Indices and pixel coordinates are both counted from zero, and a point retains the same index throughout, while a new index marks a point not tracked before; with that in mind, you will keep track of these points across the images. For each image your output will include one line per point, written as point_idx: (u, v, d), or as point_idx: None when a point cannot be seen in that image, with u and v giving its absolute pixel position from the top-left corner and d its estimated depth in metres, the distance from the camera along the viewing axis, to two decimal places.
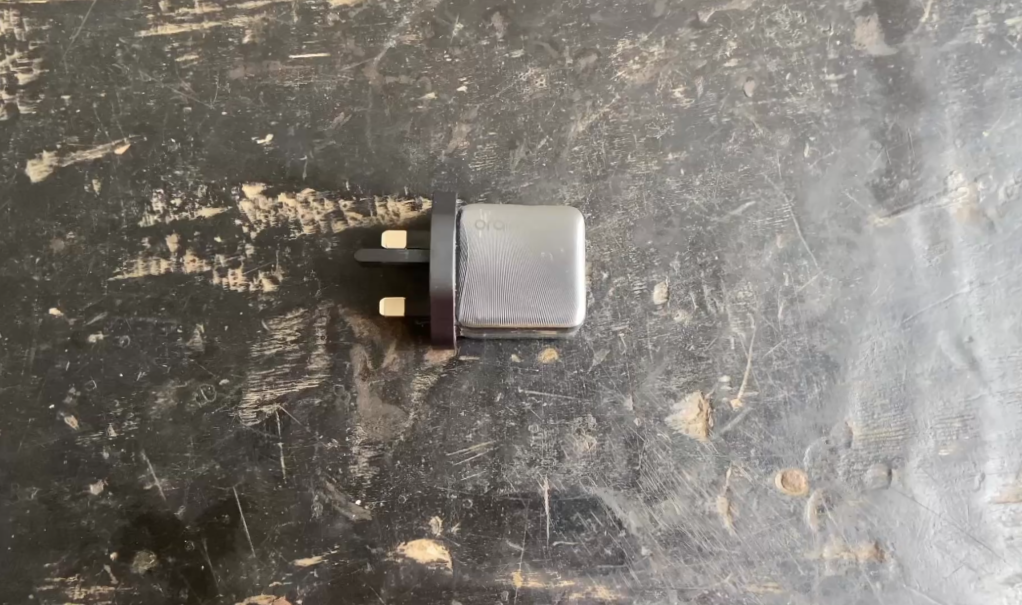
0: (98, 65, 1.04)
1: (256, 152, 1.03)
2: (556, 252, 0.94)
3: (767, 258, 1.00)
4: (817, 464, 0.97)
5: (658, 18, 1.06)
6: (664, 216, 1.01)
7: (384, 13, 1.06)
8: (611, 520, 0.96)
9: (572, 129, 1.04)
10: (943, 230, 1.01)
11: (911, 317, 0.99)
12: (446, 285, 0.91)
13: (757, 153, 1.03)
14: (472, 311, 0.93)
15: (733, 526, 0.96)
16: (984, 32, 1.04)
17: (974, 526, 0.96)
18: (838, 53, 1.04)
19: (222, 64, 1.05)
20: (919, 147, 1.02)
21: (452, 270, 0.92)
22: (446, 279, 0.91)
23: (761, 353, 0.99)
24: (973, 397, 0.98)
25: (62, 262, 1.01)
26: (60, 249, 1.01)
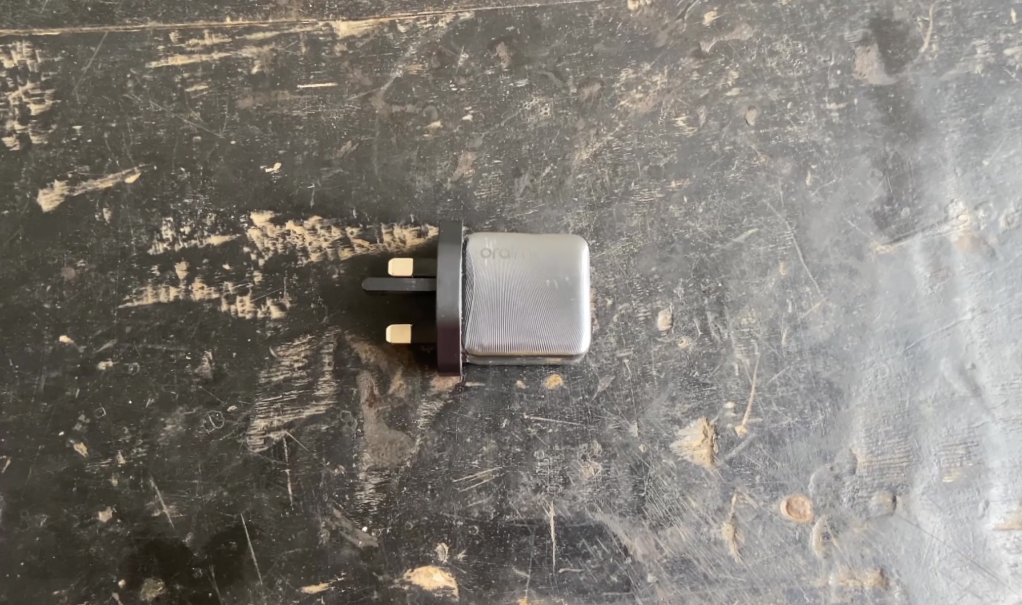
0: (110, 95, 1.06)
1: (264, 180, 1.05)
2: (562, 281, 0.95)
3: (769, 285, 1.01)
4: (821, 491, 0.97)
5: (660, 48, 1.07)
6: (668, 243, 1.02)
7: (390, 43, 1.08)
8: (617, 546, 0.97)
9: (576, 157, 1.05)
10: (944, 257, 1.02)
11: (913, 344, 1.00)
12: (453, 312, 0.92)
13: (759, 180, 1.04)
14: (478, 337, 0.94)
15: (739, 553, 0.96)
16: (983, 61, 1.05)
17: (979, 553, 0.97)
18: (839, 82, 1.05)
19: (232, 94, 1.07)
20: (919, 175, 1.03)
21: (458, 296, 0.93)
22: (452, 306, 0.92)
23: (765, 379, 0.99)
24: (977, 424, 0.99)
25: (74, 290, 1.02)
26: (71, 277, 1.02)
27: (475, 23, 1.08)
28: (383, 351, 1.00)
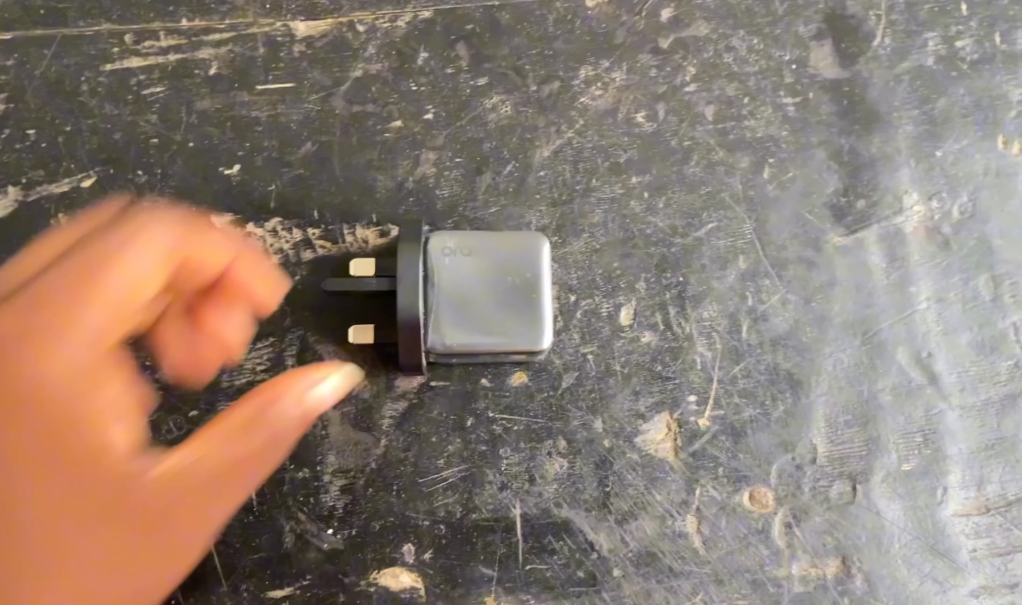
0: (64, 98, 1.06)
1: (224, 182, 1.04)
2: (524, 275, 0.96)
3: (730, 278, 1.02)
4: (783, 481, 0.97)
5: (619, 45, 1.08)
6: (629, 238, 1.03)
7: (350, 43, 1.09)
8: (583, 542, 0.97)
9: (537, 154, 1.06)
10: (899, 247, 1.02)
11: (870, 333, 1.00)
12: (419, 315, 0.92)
13: (718, 175, 1.05)
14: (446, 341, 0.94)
15: (704, 545, 0.96)
16: (935, 54, 1.07)
17: (939, 540, 0.96)
18: (794, 77, 1.06)
19: (189, 95, 1.07)
20: (874, 168, 1.04)
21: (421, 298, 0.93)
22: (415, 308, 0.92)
23: (727, 372, 0.99)
24: (935, 410, 0.98)
25: (3, 280, 0.93)
26: (6, 272, 0.94)
27: (434, 23, 1.09)
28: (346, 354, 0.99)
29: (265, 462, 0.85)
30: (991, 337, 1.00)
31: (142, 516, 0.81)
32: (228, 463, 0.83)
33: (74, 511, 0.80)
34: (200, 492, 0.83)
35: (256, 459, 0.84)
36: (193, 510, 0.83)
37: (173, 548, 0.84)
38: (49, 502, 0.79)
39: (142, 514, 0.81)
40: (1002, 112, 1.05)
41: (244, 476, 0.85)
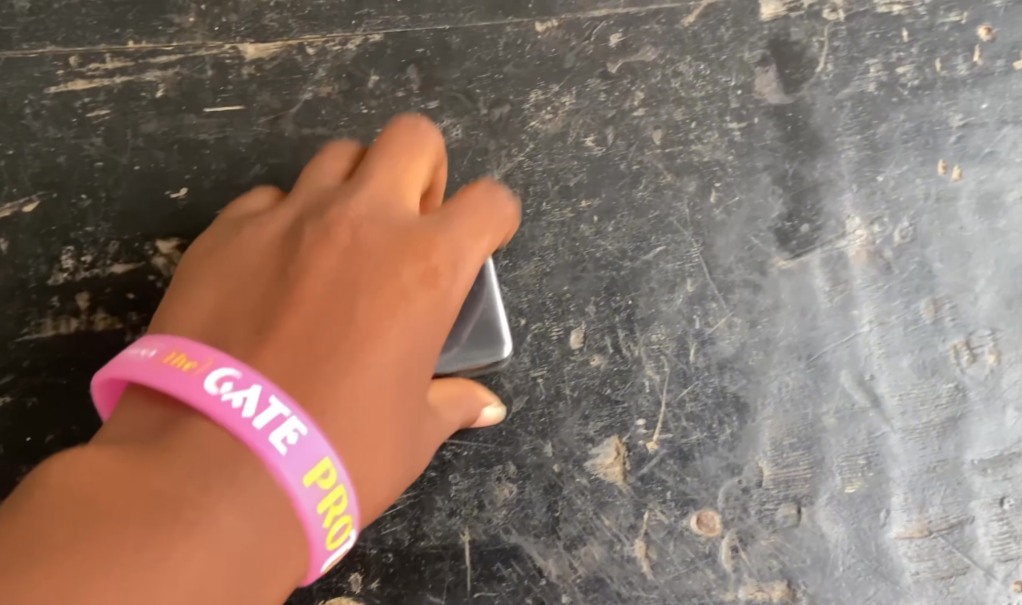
0: (7, 121, 1.05)
1: (170, 207, 1.04)
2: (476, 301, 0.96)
3: (677, 302, 1.02)
4: (730, 504, 0.97)
5: (568, 69, 1.09)
6: (579, 262, 1.03)
7: (299, 66, 1.09)
8: (531, 568, 0.96)
9: (488, 177, 1.06)
10: (843, 271, 1.03)
11: (815, 356, 1.01)
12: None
13: (665, 199, 1.05)
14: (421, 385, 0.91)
15: (651, 570, 0.96)
16: (877, 80, 1.09)
17: (882, 562, 0.96)
18: (740, 102, 1.08)
19: (135, 118, 1.06)
20: (819, 192, 1.05)
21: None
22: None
23: (675, 396, 1.00)
24: (877, 434, 0.99)
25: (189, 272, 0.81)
26: (191, 263, 0.82)
27: (384, 46, 1.09)
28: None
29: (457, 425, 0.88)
30: (932, 360, 1.01)
31: (401, 391, 0.75)
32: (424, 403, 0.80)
33: (388, 382, 0.73)
34: (420, 427, 0.79)
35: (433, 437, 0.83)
36: (411, 360, 0.75)
37: (410, 429, 0.77)
38: (381, 322, 0.74)
39: (389, 376, 0.73)
40: (943, 137, 1.07)
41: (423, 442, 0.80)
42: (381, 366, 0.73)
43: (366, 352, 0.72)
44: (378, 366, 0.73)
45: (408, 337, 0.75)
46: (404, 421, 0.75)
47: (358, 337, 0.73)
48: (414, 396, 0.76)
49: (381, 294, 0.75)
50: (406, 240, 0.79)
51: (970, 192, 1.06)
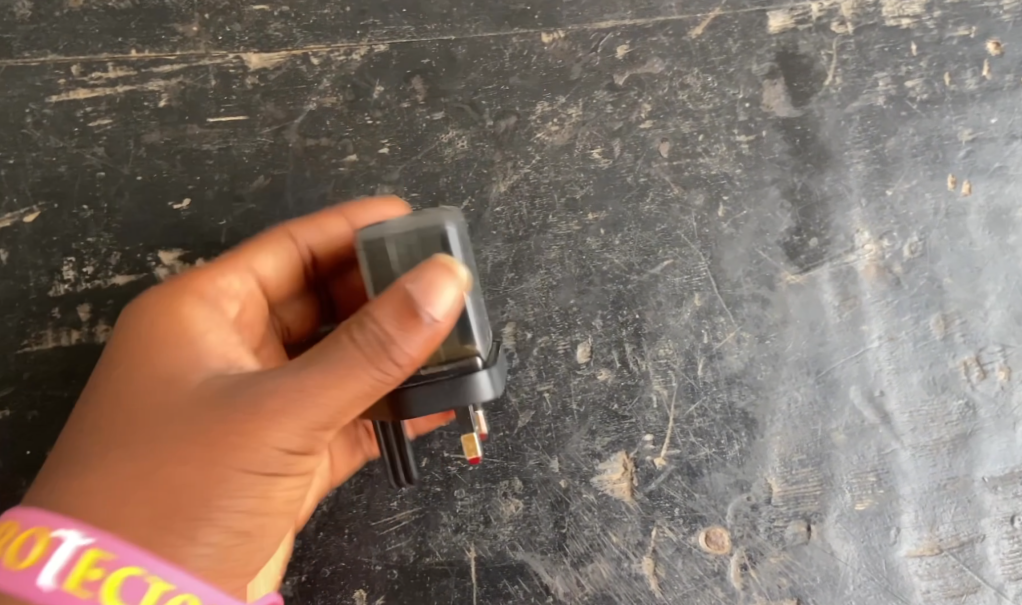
0: (8, 131, 1.04)
1: (173, 218, 1.03)
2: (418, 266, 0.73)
3: (685, 316, 1.02)
4: (739, 521, 0.96)
5: (575, 81, 1.08)
6: (586, 275, 1.02)
7: (303, 76, 1.08)
8: (538, 585, 0.95)
9: (494, 190, 1.05)
10: (852, 286, 1.03)
11: (824, 372, 1.00)
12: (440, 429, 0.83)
13: (673, 212, 1.05)
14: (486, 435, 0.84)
15: (660, 588, 0.95)
16: (885, 94, 1.08)
17: (892, 581, 0.95)
18: (747, 115, 1.07)
19: (137, 128, 1.05)
20: (827, 206, 1.05)
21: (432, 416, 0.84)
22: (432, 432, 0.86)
23: (683, 411, 0.99)
24: (887, 451, 0.98)
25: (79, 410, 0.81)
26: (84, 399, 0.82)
27: (389, 56, 1.08)
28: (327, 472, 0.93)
29: (374, 360, 0.71)
30: (942, 376, 1.00)
31: (191, 440, 0.73)
32: (236, 404, 0.73)
33: (152, 448, 0.73)
34: (249, 425, 0.72)
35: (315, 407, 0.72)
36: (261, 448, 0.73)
37: (234, 449, 0.72)
38: (122, 398, 0.77)
39: (161, 445, 0.73)
40: (952, 151, 1.07)
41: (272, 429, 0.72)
42: (150, 439, 0.74)
43: (99, 445, 0.76)
44: (123, 452, 0.74)
45: (148, 402, 0.76)
46: (219, 457, 0.72)
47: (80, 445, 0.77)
48: (210, 422, 0.73)
49: (112, 381, 0.79)
50: (160, 313, 0.81)
51: (979, 207, 1.05)
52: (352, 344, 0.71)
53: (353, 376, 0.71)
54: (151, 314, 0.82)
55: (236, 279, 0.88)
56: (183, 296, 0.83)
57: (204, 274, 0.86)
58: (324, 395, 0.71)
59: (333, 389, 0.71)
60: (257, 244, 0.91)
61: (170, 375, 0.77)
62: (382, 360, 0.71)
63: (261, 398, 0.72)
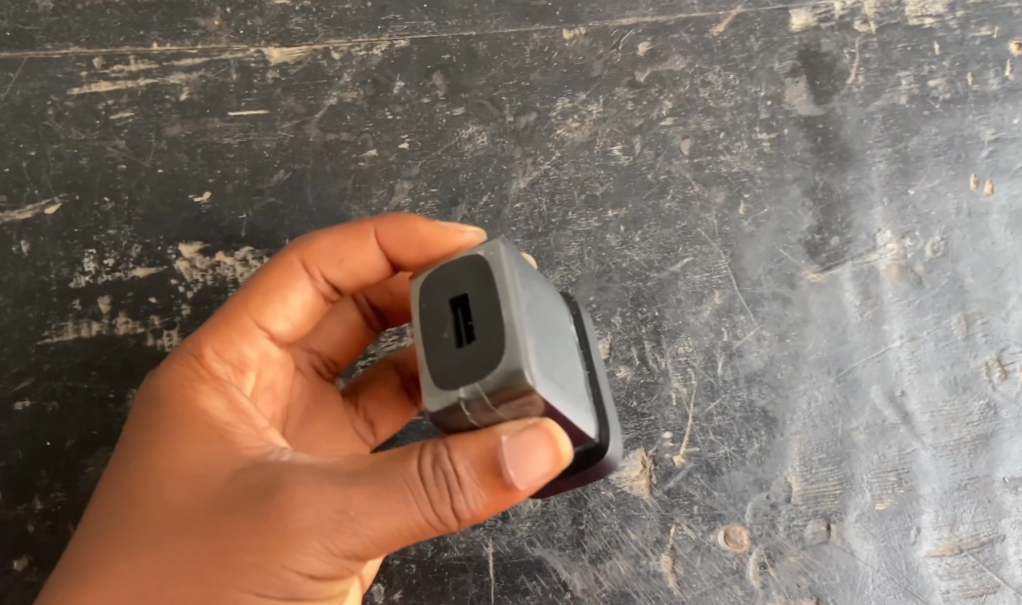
0: (29, 123, 1.05)
1: (193, 211, 1.03)
2: (475, 366, 0.64)
3: (705, 314, 1.01)
4: (758, 520, 0.96)
5: (596, 78, 1.08)
6: (605, 272, 1.02)
7: (324, 70, 1.08)
8: (556, 582, 0.95)
9: (514, 185, 1.05)
10: (873, 285, 1.02)
11: (844, 371, 1.00)
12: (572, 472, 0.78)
13: (693, 210, 1.04)
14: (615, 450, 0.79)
15: (678, 585, 0.94)
16: (908, 93, 1.08)
17: (912, 580, 0.95)
18: (768, 113, 1.07)
19: (159, 121, 1.06)
20: (848, 205, 1.05)
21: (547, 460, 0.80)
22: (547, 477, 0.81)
23: (702, 409, 0.99)
24: (908, 450, 0.98)
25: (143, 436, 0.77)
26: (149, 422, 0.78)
27: (410, 51, 1.08)
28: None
29: (431, 491, 0.65)
30: (963, 376, 1.00)
31: (213, 562, 0.66)
32: (265, 521, 0.65)
33: (168, 563, 0.67)
34: (275, 550, 0.65)
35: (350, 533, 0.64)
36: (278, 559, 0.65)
37: (258, 578, 0.65)
38: (131, 495, 0.71)
39: (179, 559, 0.67)
40: (975, 151, 1.06)
41: (299, 553, 0.65)
42: (163, 551, 0.67)
43: (105, 551, 0.69)
44: (133, 564, 0.67)
45: (163, 503, 0.69)
46: (241, 583, 0.65)
47: (83, 554, 0.70)
48: (230, 543, 0.66)
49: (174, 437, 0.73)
50: (173, 393, 0.76)
51: (1002, 208, 1.05)
52: (418, 469, 0.65)
53: (401, 507, 0.65)
54: (165, 391, 0.76)
55: (251, 344, 0.82)
56: (197, 371, 0.77)
57: (219, 338, 0.80)
58: (365, 524, 0.64)
59: (376, 515, 0.64)
60: (283, 288, 0.83)
61: (187, 467, 0.70)
62: (442, 494, 0.65)
63: (290, 521, 0.65)
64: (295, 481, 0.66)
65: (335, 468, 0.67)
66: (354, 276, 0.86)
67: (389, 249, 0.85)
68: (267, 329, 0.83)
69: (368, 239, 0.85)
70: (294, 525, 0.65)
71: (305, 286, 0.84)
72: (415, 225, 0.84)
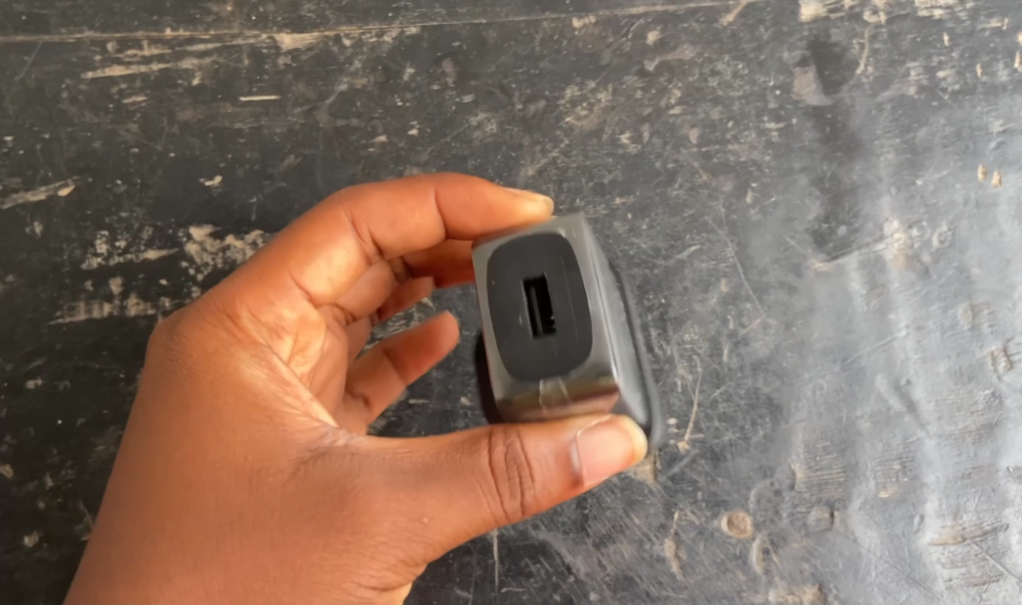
0: (44, 106, 1.06)
1: (204, 194, 1.04)
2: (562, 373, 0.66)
3: (711, 301, 1.02)
4: (761, 506, 0.96)
5: (605, 66, 1.09)
6: (612, 259, 1.03)
7: (335, 57, 1.08)
8: (560, 565, 0.95)
9: (522, 172, 1.05)
10: (880, 275, 1.02)
11: (850, 360, 1.00)
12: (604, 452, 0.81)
13: (701, 198, 1.05)
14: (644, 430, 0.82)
15: (682, 570, 0.95)
16: (917, 83, 1.08)
17: (915, 568, 0.95)
18: (777, 103, 1.07)
19: (171, 106, 1.07)
20: (856, 195, 1.05)
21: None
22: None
23: (707, 396, 0.99)
24: (912, 439, 0.98)
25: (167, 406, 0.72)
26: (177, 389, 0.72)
27: (421, 38, 1.09)
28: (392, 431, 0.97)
29: (502, 494, 0.66)
30: (969, 366, 1.00)
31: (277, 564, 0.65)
32: (339, 533, 0.65)
33: (236, 575, 0.65)
34: (350, 559, 0.65)
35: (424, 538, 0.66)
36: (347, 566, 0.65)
37: (332, 591, 0.65)
38: (179, 504, 0.68)
39: (247, 571, 0.65)
40: (983, 142, 1.06)
41: (371, 560, 0.65)
42: (231, 565, 0.66)
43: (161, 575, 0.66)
44: (197, 575, 0.66)
45: (220, 511, 0.67)
46: (314, 595, 0.65)
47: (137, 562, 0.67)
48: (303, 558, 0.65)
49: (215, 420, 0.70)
50: (213, 372, 0.72)
51: (1010, 198, 1.04)
52: (487, 470, 0.66)
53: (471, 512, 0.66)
54: (203, 370, 0.72)
55: (289, 304, 0.78)
56: (235, 341, 0.73)
57: (256, 298, 0.76)
58: (437, 528, 0.66)
59: (448, 522, 0.66)
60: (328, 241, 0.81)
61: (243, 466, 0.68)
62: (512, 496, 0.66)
63: (365, 531, 0.65)
64: (363, 486, 0.66)
65: (397, 472, 0.67)
66: (404, 236, 0.85)
67: (446, 211, 0.84)
68: (305, 286, 0.79)
69: (426, 199, 0.83)
70: (369, 535, 0.65)
71: (350, 244, 0.82)
72: (478, 188, 0.83)
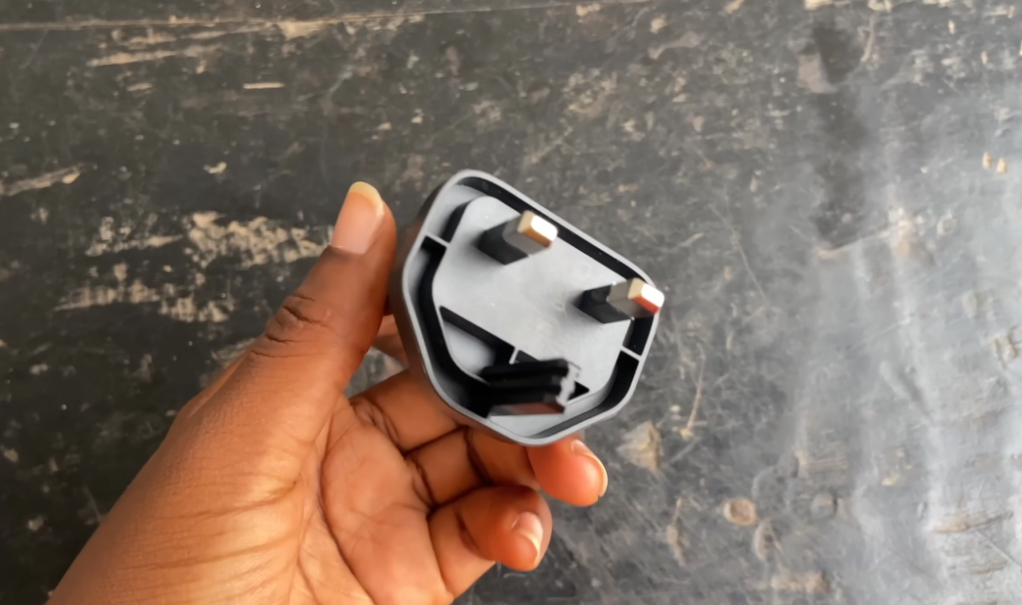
0: (49, 94, 1.06)
1: (208, 181, 1.04)
2: None
3: (715, 290, 1.01)
4: (764, 493, 0.96)
5: (609, 54, 1.09)
6: (615, 247, 1.02)
7: (339, 45, 1.09)
8: (562, 551, 0.93)
9: (525, 160, 1.05)
10: (884, 263, 1.02)
11: (854, 348, 1.00)
12: (434, 242, 0.64)
13: (705, 186, 1.05)
14: (479, 214, 0.65)
15: (684, 557, 0.94)
16: (923, 71, 1.08)
17: (918, 555, 0.95)
18: (782, 91, 1.07)
19: (176, 93, 1.07)
20: (861, 183, 1.05)
21: (506, 332, 0.64)
22: (458, 302, 0.63)
23: (710, 383, 0.98)
24: (916, 427, 0.98)
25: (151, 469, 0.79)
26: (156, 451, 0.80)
27: (424, 26, 1.09)
28: (438, 570, 0.84)
29: (306, 350, 0.68)
30: (973, 354, 1.00)
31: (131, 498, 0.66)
32: (173, 461, 0.66)
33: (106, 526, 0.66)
34: (202, 487, 0.64)
35: (266, 430, 0.66)
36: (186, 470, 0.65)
37: (183, 503, 0.64)
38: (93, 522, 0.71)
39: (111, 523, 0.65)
40: (989, 130, 1.07)
41: (201, 456, 0.65)
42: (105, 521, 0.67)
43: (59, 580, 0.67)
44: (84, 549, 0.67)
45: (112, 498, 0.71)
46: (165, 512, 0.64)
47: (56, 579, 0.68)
48: (167, 497, 0.64)
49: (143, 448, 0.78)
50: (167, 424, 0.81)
51: (1015, 186, 1.05)
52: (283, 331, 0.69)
53: (295, 386, 0.67)
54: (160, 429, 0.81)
55: None
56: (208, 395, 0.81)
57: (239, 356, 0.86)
58: (248, 394, 0.67)
59: (280, 406, 0.66)
60: None
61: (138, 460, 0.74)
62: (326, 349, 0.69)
63: (208, 450, 0.65)
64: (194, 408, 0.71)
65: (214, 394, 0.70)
66: None
67: None
68: None
69: None
70: (195, 448, 0.65)
71: None
72: None
